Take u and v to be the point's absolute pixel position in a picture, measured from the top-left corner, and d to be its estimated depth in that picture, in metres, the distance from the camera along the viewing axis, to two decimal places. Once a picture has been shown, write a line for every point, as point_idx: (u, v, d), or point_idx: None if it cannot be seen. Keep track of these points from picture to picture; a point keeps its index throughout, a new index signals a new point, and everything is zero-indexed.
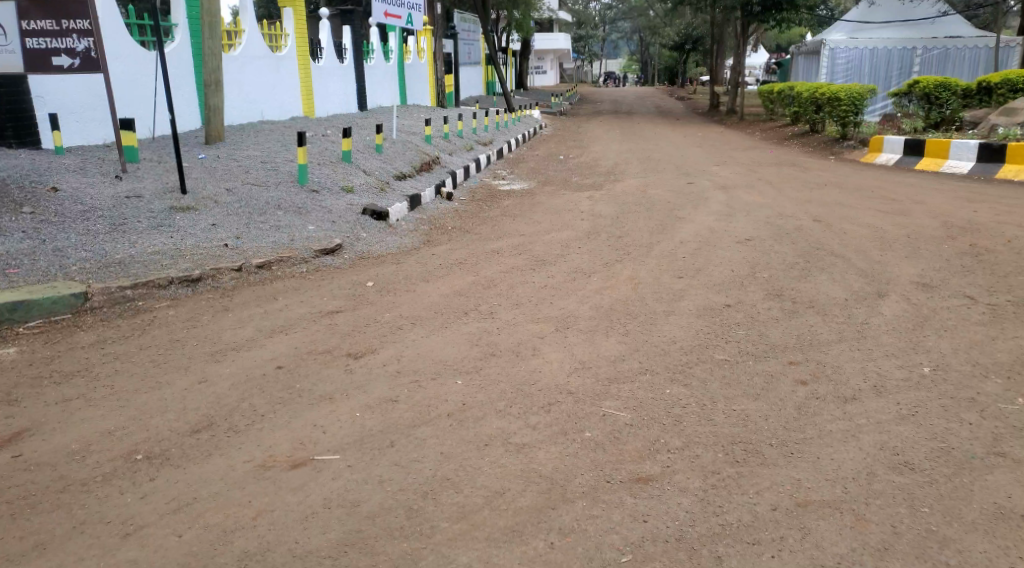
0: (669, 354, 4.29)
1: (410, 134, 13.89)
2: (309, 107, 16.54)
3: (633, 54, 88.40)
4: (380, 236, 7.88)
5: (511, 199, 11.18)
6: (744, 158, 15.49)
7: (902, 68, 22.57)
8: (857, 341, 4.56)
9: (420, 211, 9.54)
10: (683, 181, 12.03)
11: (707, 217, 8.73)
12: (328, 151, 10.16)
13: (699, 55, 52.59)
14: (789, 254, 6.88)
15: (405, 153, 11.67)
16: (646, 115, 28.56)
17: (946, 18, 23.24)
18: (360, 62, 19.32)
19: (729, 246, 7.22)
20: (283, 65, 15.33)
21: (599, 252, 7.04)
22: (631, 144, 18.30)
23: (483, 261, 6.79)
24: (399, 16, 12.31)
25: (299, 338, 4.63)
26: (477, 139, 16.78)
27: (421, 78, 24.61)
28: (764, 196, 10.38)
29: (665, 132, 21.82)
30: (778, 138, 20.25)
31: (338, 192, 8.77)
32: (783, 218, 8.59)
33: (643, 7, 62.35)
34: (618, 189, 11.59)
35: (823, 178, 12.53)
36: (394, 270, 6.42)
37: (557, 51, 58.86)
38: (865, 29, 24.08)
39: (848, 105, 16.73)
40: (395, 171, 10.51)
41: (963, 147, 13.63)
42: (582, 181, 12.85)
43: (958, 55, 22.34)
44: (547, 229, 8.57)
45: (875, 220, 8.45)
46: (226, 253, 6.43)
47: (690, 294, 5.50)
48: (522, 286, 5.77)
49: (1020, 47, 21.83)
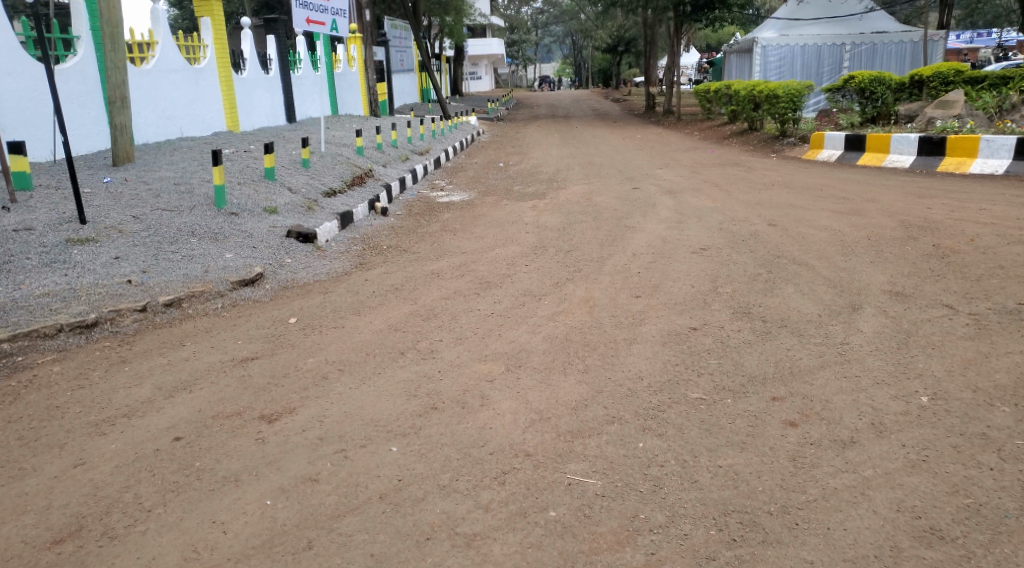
0: (636, 395, 3.75)
1: (341, 146, 13.18)
2: (234, 121, 15.71)
3: (567, 58, 88.54)
4: (307, 262, 7.22)
5: (450, 212, 10.60)
6: (688, 160, 15.17)
7: (834, 64, 22.88)
8: (841, 368, 4.12)
9: (351, 230, 8.88)
10: (629, 187, 11.60)
11: (658, 226, 8.28)
12: (249, 169, 9.41)
13: (633, 55, 52.68)
14: (748, 264, 6.45)
15: (335, 168, 10.97)
16: (584, 118, 28.23)
17: (872, 14, 23.54)
18: (286, 72, 18.54)
19: (685, 258, 6.75)
20: (202, 78, 14.47)
21: (547, 271, 6.49)
22: (571, 149, 17.86)
23: (423, 286, 6.18)
24: (323, 23, 11.57)
25: (206, 397, 3.89)
26: (413, 148, 16.14)
27: (352, 87, 23.87)
28: (713, 200, 10.00)
29: (605, 135, 21.49)
30: (718, 137, 20.08)
31: (260, 214, 8.05)
32: (736, 224, 8.20)
33: (574, 10, 62.40)
34: (562, 198, 11.09)
35: (770, 178, 12.25)
36: (323, 303, 5.78)
37: (490, 56, 58.43)
38: (794, 26, 23.85)
39: (786, 102, 16.59)
40: (324, 188, 9.81)
41: (903, 142, 13.55)
42: (524, 189, 12.32)
43: (886, 51, 22.71)
44: (489, 244, 8.01)
45: (831, 222, 8.10)
46: (130, 291, 5.77)
47: (650, 318, 4.98)
48: (466, 315, 5.19)
49: (945, 41, 22.22)
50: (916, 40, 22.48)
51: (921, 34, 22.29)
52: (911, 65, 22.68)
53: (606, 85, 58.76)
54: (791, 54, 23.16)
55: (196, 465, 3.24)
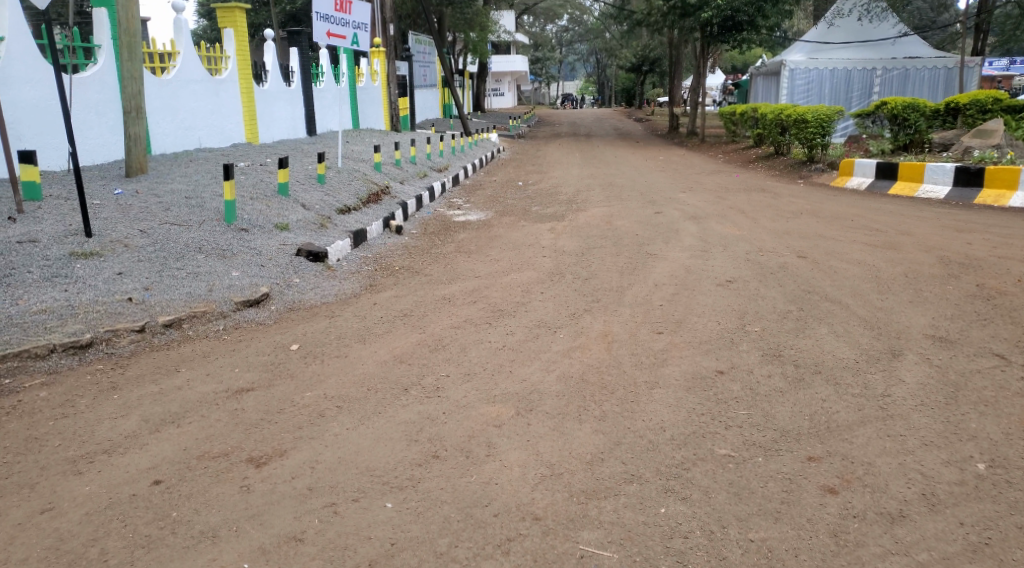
0: (657, 449, 3.43)
1: (358, 161, 12.95)
2: (254, 133, 15.57)
3: (590, 76, 88.47)
4: (316, 281, 6.96)
5: (466, 232, 10.34)
6: (712, 184, 14.82)
7: (864, 88, 22.45)
8: (884, 424, 3.78)
9: (364, 249, 8.63)
10: (651, 211, 11.28)
11: (682, 255, 7.95)
12: (262, 184, 9.18)
13: (657, 75, 52.43)
14: (779, 300, 6.12)
15: (350, 184, 10.74)
16: (606, 137, 27.94)
17: (906, 39, 23.05)
18: (308, 85, 18.42)
19: (711, 291, 6.42)
20: (223, 89, 14.33)
21: (565, 300, 6.18)
22: (592, 169, 17.57)
23: (435, 312, 5.89)
24: (344, 36, 11.38)
25: (194, 434, 3.54)
26: (432, 165, 15.91)
27: (374, 101, 23.78)
28: (739, 228, 9.66)
29: (627, 155, 21.18)
30: (743, 161, 19.73)
31: (271, 231, 7.81)
32: (763, 255, 7.87)
33: (599, 28, 62.32)
34: (582, 221, 10.79)
35: (797, 205, 11.88)
36: (328, 328, 5.50)
37: (513, 72, 58.38)
38: (824, 50, 23.82)
39: (815, 127, 16.22)
40: (338, 204, 9.58)
41: (938, 171, 13.17)
42: (543, 210, 12.04)
43: (918, 77, 22.02)
44: (505, 269, 7.73)
45: (864, 256, 7.76)
46: (129, 309, 5.48)
47: (673, 358, 4.64)
48: (477, 347, 4.89)
49: (981, 68, 21.22)
50: (951, 66, 21.68)
51: (954, 60, 21.51)
52: (945, 92, 21.87)
53: (629, 104, 58.50)
54: (819, 77, 22.94)
55: (173, 516, 2.94)
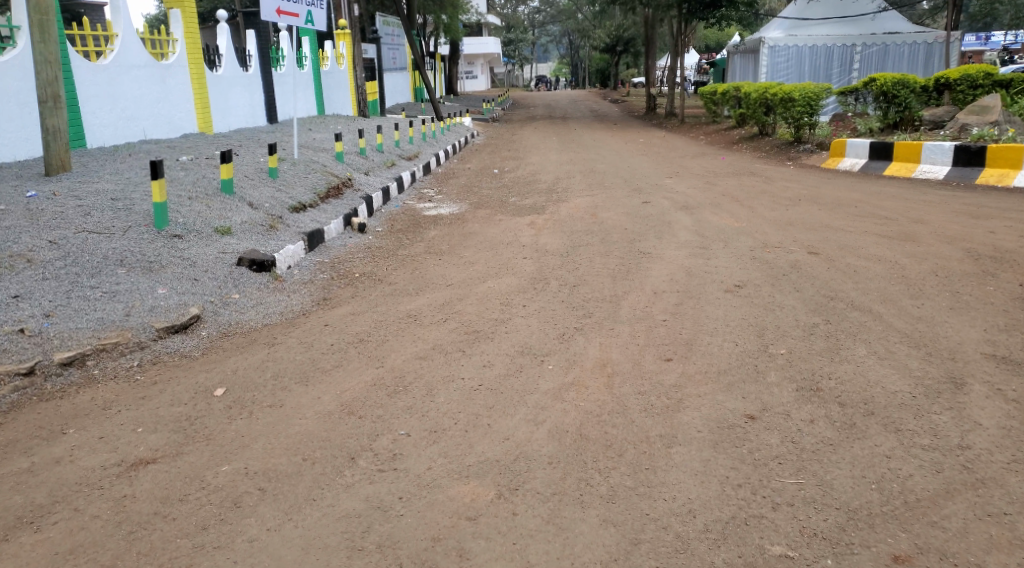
0: (688, 552, 2.62)
1: (317, 151, 11.92)
2: (207, 122, 14.48)
3: (564, 57, 87.19)
4: (259, 297, 5.99)
5: (437, 228, 9.40)
6: (699, 169, 13.95)
7: (843, 65, 21.76)
8: (973, 486, 2.95)
9: (319, 253, 7.66)
10: (638, 201, 10.37)
11: (679, 253, 7.07)
12: (203, 181, 8.16)
13: (631, 56, 51.32)
14: (799, 310, 5.26)
15: (307, 177, 9.72)
16: (583, 120, 26.95)
17: (886, 14, 22.19)
18: (266, 69, 17.34)
19: (720, 300, 5.54)
20: (169, 75, 13.22)
21: (550, 316, 5.26)
22: (571, 154, 16.64)
23: (398, 335, 4.95)
24: (296, 14, 10.30)
25: (57, 555, 2.71)
26: (401, 153, 14.87)
27: (341, 86, 22.72)
28: (736, 218, 8.79)
29: (606, 139, 20.30)
30: (727, 142, 18.88)
31: (210, 236, 6.84)
32: (771, 251, 7.00)
33: (571, 10, 61.13)
34: (564, 213, 9.87)
35: (794, 191, 11.03)
36: (267, 360, 4.54)
37: (487, 55, 57.12)
38: (802, 26, 22.65)
39: (802, 105, 15.33)
40: (292, 201, 8.59)
41: (936, 151, 12.37)
42: (521, 201, 11.10)
43: (897, 52, 21.51)
44: (479, 274, 6.79)
45: (882, 250, 6.91)
46: (17, 345, 4.51)
47: (689, 400, 3.73)
48: (444, 388, 3.94)
49: (961, 42, 20.60)
50: (931, 42, 21.26)
51: (934, 35, 21.16)
52: (925, 67, 21.48)
53: (605, 85, 57.41)
54: (799, 55, 22.00)
55: None
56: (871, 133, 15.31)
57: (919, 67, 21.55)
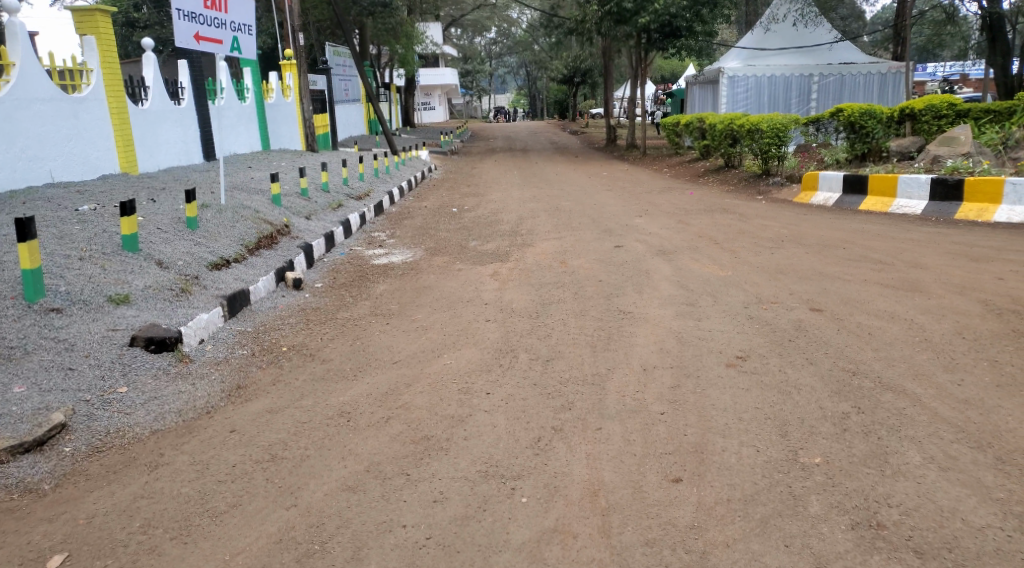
0: None
1: (250, 194, 10.79)
2: (131, 161, 13.29)
3: (521, 89, 86.92)
4: (154, 388, 4.91)
5: (387, 281, 8.35)
6: (667, 205, 13.13)
7: (801, 95, 21.50)
8: None
9: (239, 321, 6.58)
10: (609, 245, 9.46)
11: (664, 311, 6.14)
12: (102, 237, 7.03)
13: (588, 87, 50.90)
14: (822, 392, 4.33)
15: (233, 225, 8.63)
16: (542, 152, 26.19)
17: (842, 44, 21.98)
18: (201, 103, 16.22)
19: (726, 381, 4.60)
20: (83, 109, 12.08)
21: (520, 410, 4.23)
22: (533, 190, 15.73)
23: (328, 447, 3.94)
24: (218, 40, 9.26)
25: None
26: (349, 191, 13.79)
27: (288, 120, 21.71)
28: (720, 265, 7.92)
29: (568, 172, 19.47)
30: (692, 174, 18.19)
31: (100, 308, 5.72)
32: (767, 309, 6.12)
33: (527, 42, 60.77)
34: (528, 260, 8.91)
35: (775, 230, 10.21)
36: (148, 503, 3.57)
37: (443, 86, 56.39)
38: (760, 56, 22.25)
39: (770, 137, 14.64)
40: (212, 256, 7.50)
41: (913, 184, 11.69)
42: (480, 245, 10.10)
43: (853, 82, 21.24)
44: (431, 345, 5.72)
45: (893, 305, 6.06)
46: None
47: (715, 555, 2.91)
48: (379, 544, 3.09)
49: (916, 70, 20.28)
50: (884, 71, 21.15)
51: (887, 65, 21.06)
52: (881, 96, 21.25)
53: (562, 116, 56.69)
54: (758, 85, 21.35)
55: None
56: (838, 164, 14.73)
57: (875, 96, 21.28)
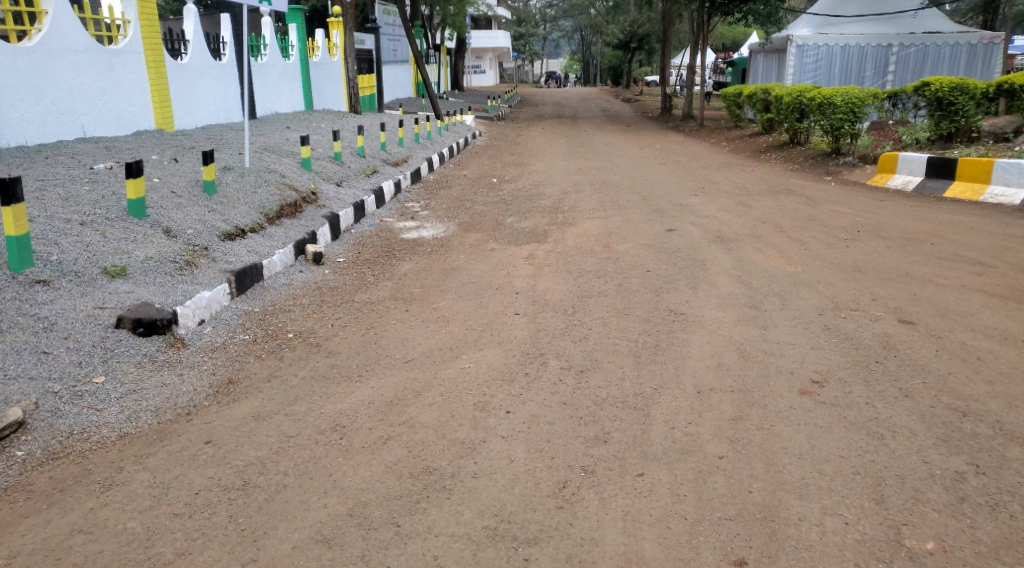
0: None
1: (280, 157, 10.18)
2: (167, 118, 12.78)
3: (576, 55, 85.14)
4: (135, 379, 4.23)
5: (414, 260, 7.70)
6: (726, 184, 12.15)
7: (877, 67, 19.92)
8: None
9: (245, 300, 5.96)
10: (661, 227, 8.60)
11: (722, 316, 5.32)
12: (109, 200, 6.41)
13: (644, 54, 49.27)
14: (923, 440, 3.54)
15: (255, 191, 8.01)
16: (594, 120, 25.18)
17: (928, 13, 20.41)
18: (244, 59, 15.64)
19: (800, 414, 3.80)
20: (118, 62, 11.53)
21: (544, 439, 3.48)
22: (581, 161, 14.83)
23: (310, 475, 3.23)
24: None
25: None
26: (387, 156, 13.14)
27: (333, 79, 21.08)
28: (788, 259, 7.02)
29: (619, 143, 18.52)
30: (753, 150, 17.07)
31: (92, 281, 5.09)
32: (843, 318, 5.26)
33: (583, 6, 59.11)
34: (571, 242, 8.13)
35: (848, 218, 9.23)
36: (84, 539, 2.92)
37: (496, 50, 55.21)
38: (834, 23, 20.77)
39: (844, 113, 13.48)
40: (227, 224, 6.92)
41: (1011, 170, 10.51)
42: (520, 222, 9.34)
43: (938, 53, 19.53)
44: (451, 342, 5.01)
45: (1000, 321, 5.16)
46: None
47: None
48: None
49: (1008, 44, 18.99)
50: (974, 42, 19.37)
51: (979, 35, 19.25)
52: (967, 70, 19.50)
53: (616, 83, 55.19)
54: (830, 55, 20.13)
55: None
56: (918, 144, 13.52)
57: (960, 70, 19.64)
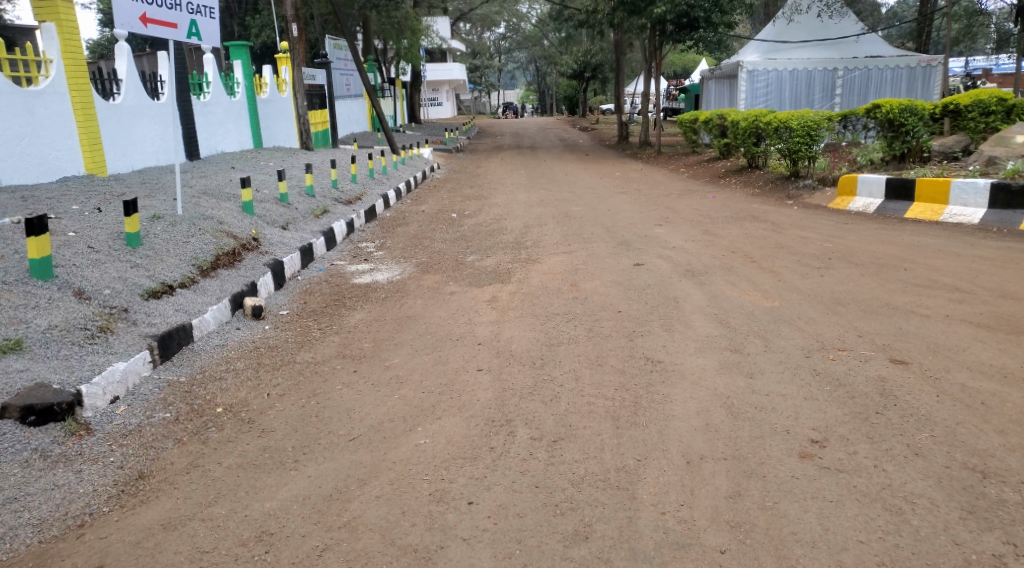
0: None
1: (218, 202, 9.56)
2: (98, 162, 12.02)
3: (531, 86, 85.52)
4: (18, 483, 3.76)
5: (366, 308, 7.10)
6: (690, 211, 11.80)
7: (824, 91, 20.05)
8: None
9: (169, 368, 5.37)
10: (627, 261, 8.14)
11: (704, 363, 4.83)
12: (9, 260, 5.80)
13: (599, 83, 49.42)
14: (948, 514, 3.07)
15: (185, 244, 7.39)
16: (551, 150, 24.89)
17: (869, 36, 20.45)
18: (183, 97, 14.98)
19: (805, 485, 3.28)
20: (39, 105, 10.84)
21: (513, 540, 3.06)
22: (541, 192, 14.40)
23: None
24: (173, 25, 8.00)
25: None
26: (339, 194, 12.53)
27: (284, 116, 20.48)
28: (763, 292, 6.60)
29: (578, 171, 18.19)
30: (713, 174, 16.84)
31: None
32: (835, 359, 4.78)
33: (537, 37, 59.33)
34: (534, 281, 7.62)
35: (818, 243, 8.88)
36: None
37: (451, 82, 55.05)
38: (780, 49, 20.70)
39: (801, 137, 13.25)
40: (152, 281, 6.30)
41: (968, 190, 10.27)
42: (479, 260, 8.82)
43: (881, 78, 19.71)
44: (404, 410, 4.42)
45: (1000, 356, 4.73)
46: None
47: None
48: None
49: (947, 66, 19.11)
50: (914, 65, 19.54)
51: (917, 59, 19.46)
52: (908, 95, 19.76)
53: (573, 112, 55.23)
54: (779, 80, 20.08)
55: None
56: (872, 164, 13.18)
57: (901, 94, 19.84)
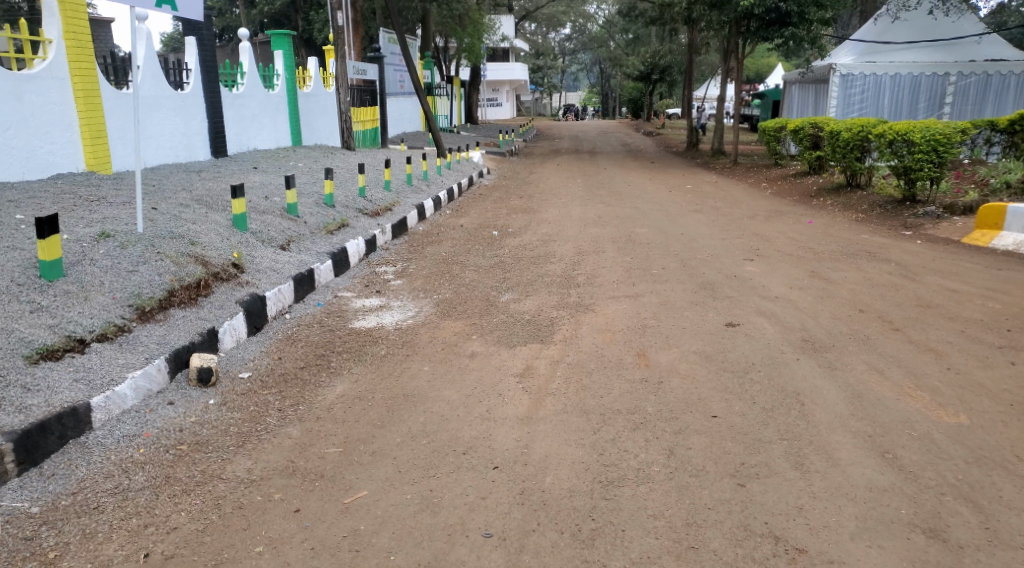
0: None
1: (205, 213, 7.78)
2: (102, 158, 10.35)
3: (595, 88, 82.94)
4: None
5: (352, 380, 5.14)
6: (784, 241, 9.58)
7: (932, 100, 17.28)
8: None
9: (26, 486, 3.89)
10: (718, 318, 5.99)
11: None
12: None
13: (667, 85, 46.80)
14: None
15: (127, 276, 5.72)
16: (614, 155, 22.74)
17: (992, 37, 17.70)
18: (213, 89, 13.36)
19: None
20: (32, 91, 9.23)
21: None
22: (601, 207, 12.35)
23: None
24: None
25: None
26: (366, 203, 10.62)
27: (327, 112, 18.86)
28: (934, 390, 4.42)
29: (642, 182, 16.04)
30: (803, 191, 14.50)
31: None
32: None
33: (604, 36, 56.95)
34: (587, 342, 5.55)
35: (975, 301, 6.59)
36: None
37: (513, 82, 53.02)
38: (881, 52, 18.15)
39: (928, 153, 10.78)
40: (53, 334, 4.81)
41: None
42: (518, 302, 6.81)
43: (1004, 84, 16.85)
44: None
45: None
46: None
47: None
48: None
49: None
50: None
51: None
52: None
53: (637, 116, 52.54)
54: (878, 86, 17.46)
55: None
56: (1009, 187, 10.71)
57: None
